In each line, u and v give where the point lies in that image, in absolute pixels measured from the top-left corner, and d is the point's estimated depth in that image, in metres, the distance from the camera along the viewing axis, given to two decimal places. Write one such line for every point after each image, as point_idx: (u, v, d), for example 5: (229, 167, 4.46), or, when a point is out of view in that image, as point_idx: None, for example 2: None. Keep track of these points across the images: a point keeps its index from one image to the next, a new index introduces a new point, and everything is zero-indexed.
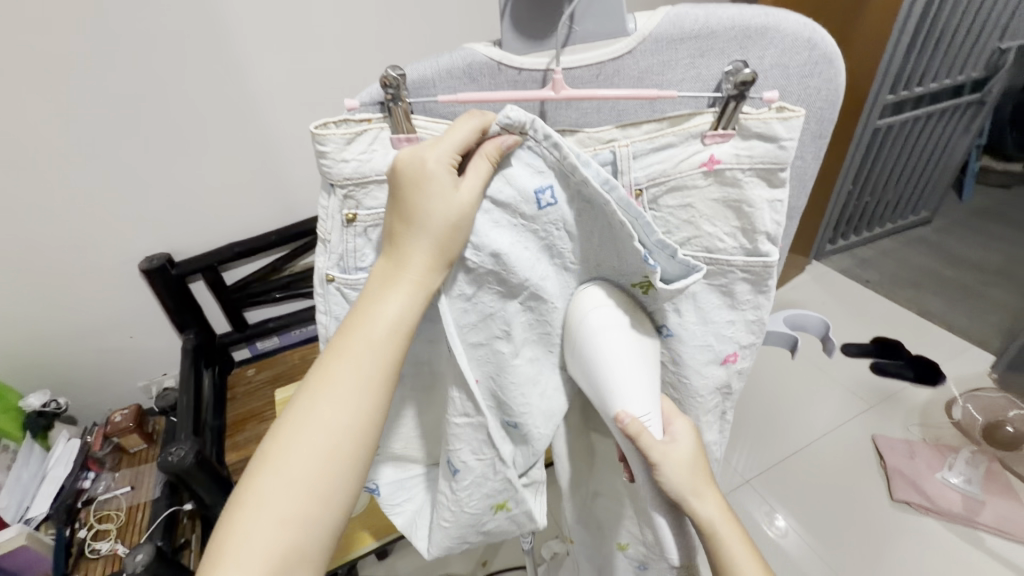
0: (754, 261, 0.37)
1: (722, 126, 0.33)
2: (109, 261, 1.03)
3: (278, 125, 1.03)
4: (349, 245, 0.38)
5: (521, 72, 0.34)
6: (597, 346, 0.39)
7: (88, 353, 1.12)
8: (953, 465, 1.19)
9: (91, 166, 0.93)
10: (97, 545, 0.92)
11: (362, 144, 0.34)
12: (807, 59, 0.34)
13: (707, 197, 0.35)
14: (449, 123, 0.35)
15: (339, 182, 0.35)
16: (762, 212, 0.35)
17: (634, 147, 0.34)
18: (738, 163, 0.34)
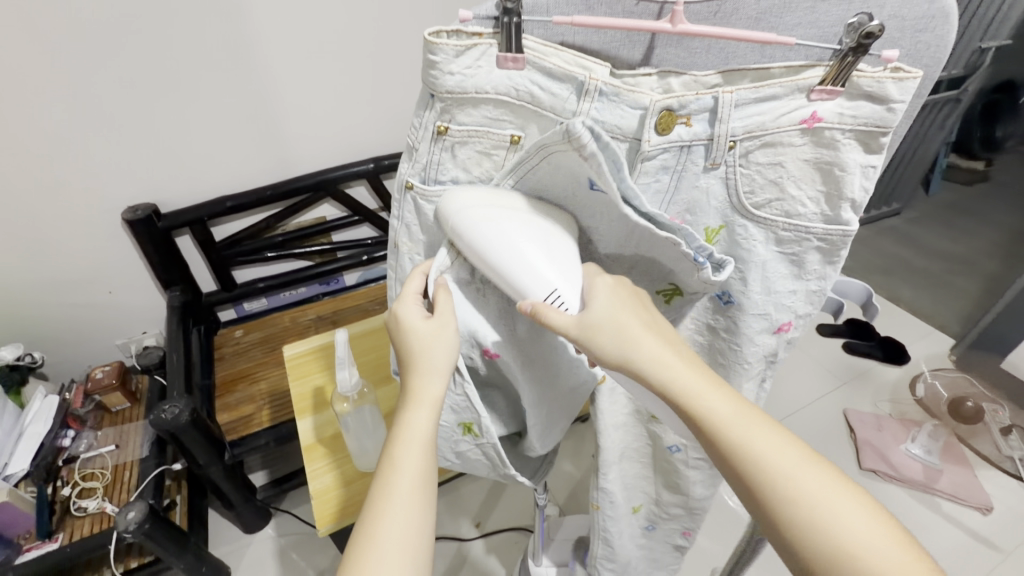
0: (833, 230, 0.36)
1: (833, 81, 0.30)
2: (89, 209, 0.97)
3: (277, 71, 0.97)
4: (434, 158, 0.36)
5: (638, 3, 0.31)
6: (477, 235, 0.34)
7: (63, 307, 1.06)
8: (916, 437, 1.27)
9: (73, 103, 0.86)
10: (83, 503, 0.89)
11: (470, 58, 0.31)
12: (924, 12, 0.30)
13: (800, 156, 0.33)
14: (555, 51, 0.32)
15: (439, 93, 0.33)
16: (852, 177, 0.34)
17: (735, 95, 0.31)
18: (840, 123, 0.32)
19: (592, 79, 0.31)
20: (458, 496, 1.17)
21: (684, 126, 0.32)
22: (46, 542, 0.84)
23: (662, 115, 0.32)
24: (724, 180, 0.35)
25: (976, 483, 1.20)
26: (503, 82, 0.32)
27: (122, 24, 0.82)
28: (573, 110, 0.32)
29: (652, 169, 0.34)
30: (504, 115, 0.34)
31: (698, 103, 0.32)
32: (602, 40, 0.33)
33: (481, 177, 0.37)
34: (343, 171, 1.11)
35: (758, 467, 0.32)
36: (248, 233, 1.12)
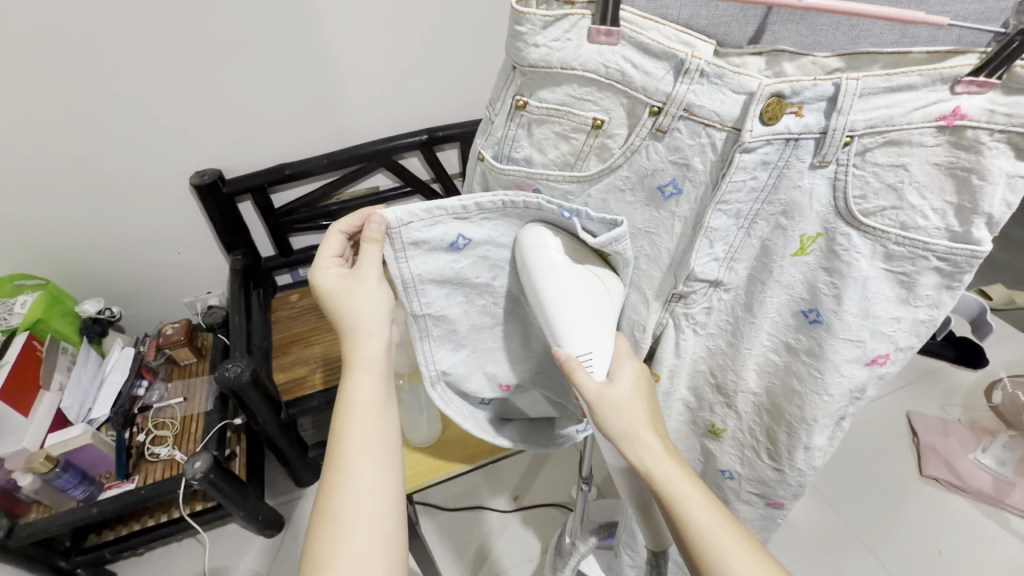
0: (959, 248, 0.32)
1: (987, 71, 0.26)
2: (160, 173, 1.01)
3: (334, 36, 0.95)
4: (509, 135, 0.34)
5: None
6: (540, 279, 0.37)
7: (136, 265, 1.12)
8: (987, 448, 1.19)
9: (145, 69, 0.88)
10: (156, 450, 0.96)
11: (558, 31, 0.28)
12: None
13: (928, 160, 0.29)
14: (655, 25, 0.28)
15: (522, 65, 0.30)
16: (993, 188, 0.29)
17: (862, 83, 0.27)
18: (988, 122, 0.27)
19: (693, 57, 0.27)
20: (497, 468, 1.19)
21: (793, 116, 0.29)
22: (124, 482, 0.92)
23: (771, 101, 0.28)
24: (832, 180, 0.31)
25: None
26: (593, 58, 0.29)
27: None
28: (667, 93, 0.29)
29: (751, 165, 0.30)
30: (589, 94, 0.30)
31: (815, 90, 0.28)
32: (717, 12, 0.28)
33: (554, 158, 0.34)
34: (398, 142, 1.10)
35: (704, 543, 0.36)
36: (306, 201, 1.14)
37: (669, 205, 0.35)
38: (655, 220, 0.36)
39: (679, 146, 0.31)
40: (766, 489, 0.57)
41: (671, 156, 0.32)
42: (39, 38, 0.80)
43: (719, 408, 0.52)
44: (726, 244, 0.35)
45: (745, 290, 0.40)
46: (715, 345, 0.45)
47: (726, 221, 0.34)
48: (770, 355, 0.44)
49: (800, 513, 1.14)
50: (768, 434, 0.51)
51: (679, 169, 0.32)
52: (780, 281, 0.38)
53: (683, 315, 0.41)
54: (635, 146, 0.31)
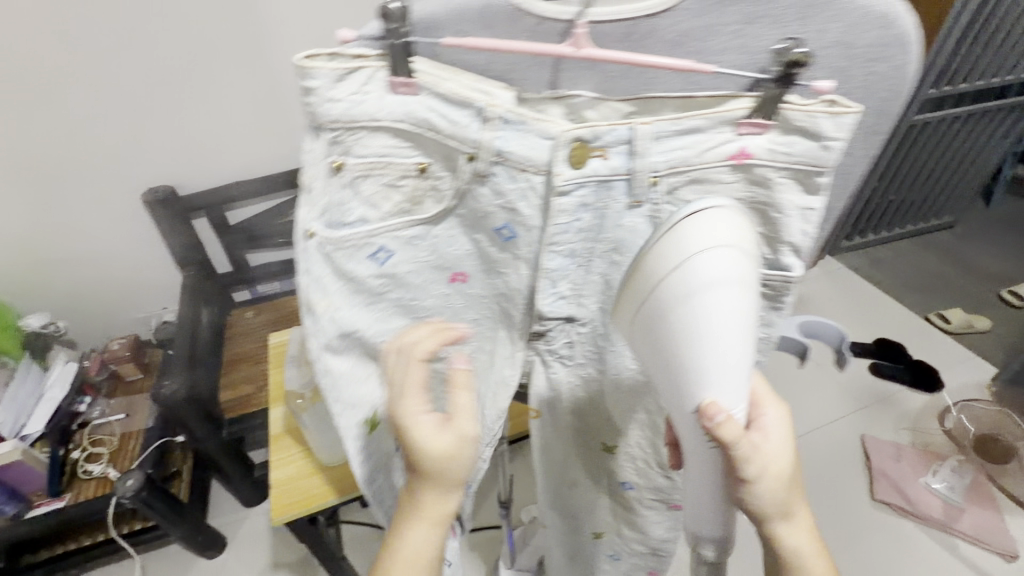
0: (774, 275, 0.34)
1: (761, 114, 0.28)
2: (111, 189, 1.01)
3: (284, 60, 0.98)
4: (338, 198, 0.35)
5: (542, 22, 0.28)
6: (697, 321, 0.31)
7: (87, 280, 1.11)
8: (937, 472, 1.19)
9: (97, 89, 0.90)
10: (89, 467, 0.96)
11: (354, 83, 0.30)
12: (875, 40, 0.28)
13: (732, 194, 0.31)
14: (451, 76, 0.30)
15: (325, 125, 0.32)
16: (789, 220, 0.31)
17: (653, 127, 0.28)
18: (772, 160, 0.29)
19: (491, 106, 0.29)
20: None
21: (599, 159, 0.30)
22: (54, 500, 0.92)
23: (574, 147, 0.29)
24: (650, 218, 0.32)
25: (1000, 526, 1.12)
26: (398, 109, 0.31)
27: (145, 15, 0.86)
28: (474, 140, 0.30)
29: (570, 207, 0.32)
30: (404, 146, 0.33)
31: (614, 135, 0.29)
32: (507, 62, 0.30)
33: (392, 209, 0.36)
34: None
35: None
36: (260, 219, 1.15)
37: (510, 247, 0.36)
38: (499, 262, 0.37)
39: (502, 190, 0.32)
40: (664, 494, 0.59)
41: (498, 201, 0.33)
42: None
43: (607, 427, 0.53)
44: (569, 282, 0.37)
45: (601, 319, 0.41)
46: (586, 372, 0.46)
47: (562, 261, 0.35)
48: (634, 375, 0.45)
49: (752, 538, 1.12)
50: (656, 446, 0.52)
51: (509, 214, 0.34)
52: None
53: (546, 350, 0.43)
54: (461, 190, 0.33)
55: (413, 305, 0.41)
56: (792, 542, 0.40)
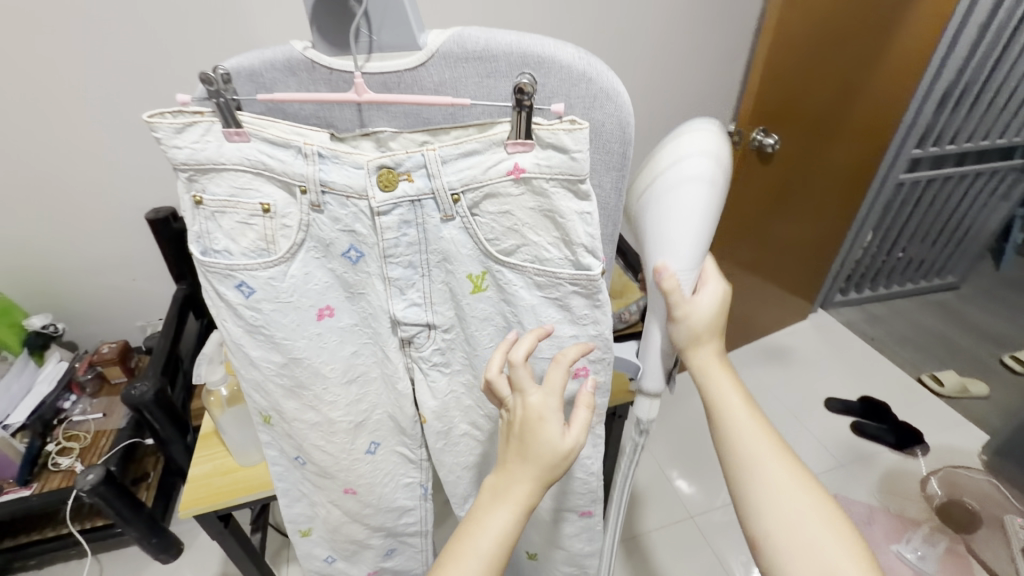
0: (580, 274, 0.39)
1: (521, 135, 0.33)
2: (118, 209, 1.11)
3: None
4: (200, 227, 0.38)
5: (332, 74, 0.34)
6: (669, 197, 0.49)
7: (90, 288, 1.21)
8: (910, 539, 1.13)
9: (106, 121, 0.99)
10: (59, 460, 1.02)
11: (195, 134, 0.34)
12: (586, 91, 0.34)
13: (523, 206, 0.36)
14: (271, 123, 0.34)
15: (179, 166, 0.35)
16: (573, 224, 0.36)
17: (438, 152, 0.34)
18: (541, 173, 0.34)
19: (306, 144, 0.34)
20: None
21: (406, 181, 0.36)
22: (21, 488, 0.98)
23: (382, 172, 0.35)
24: (464, 229, 0.38)
25: None
26: (236, 154, 0.35)
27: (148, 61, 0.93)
28: (302, 173, 0.35)
29: (393, 224, 0.37)
30: (252, 184, 0.36)
31: (413, 161, 0.35)
32: (314, 108, 0.36)
33: (247, 246, 0.39)
34: None
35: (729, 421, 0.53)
36: None
37: (361, 267, 0.41)
38: (357, 283, 0.42)
39: (338, 215, 0.38)
40: (578, 493, 0.61)
41: (338, 227, 0.38)
42: (13, 89, 0.92)
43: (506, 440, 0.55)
44: (418, 290, 0.42)
45: (458, 326, 0.45)
46: (467, 379, 0.49)
47: (404, 270, 0.40)
48: None
49: None
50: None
51: (352, 236, 0.39)
52: (478, 317, 0.43)
53: (418, 359, 0.46)
54: (304, 220, 0.37)
55: (285, 343, 0.43)
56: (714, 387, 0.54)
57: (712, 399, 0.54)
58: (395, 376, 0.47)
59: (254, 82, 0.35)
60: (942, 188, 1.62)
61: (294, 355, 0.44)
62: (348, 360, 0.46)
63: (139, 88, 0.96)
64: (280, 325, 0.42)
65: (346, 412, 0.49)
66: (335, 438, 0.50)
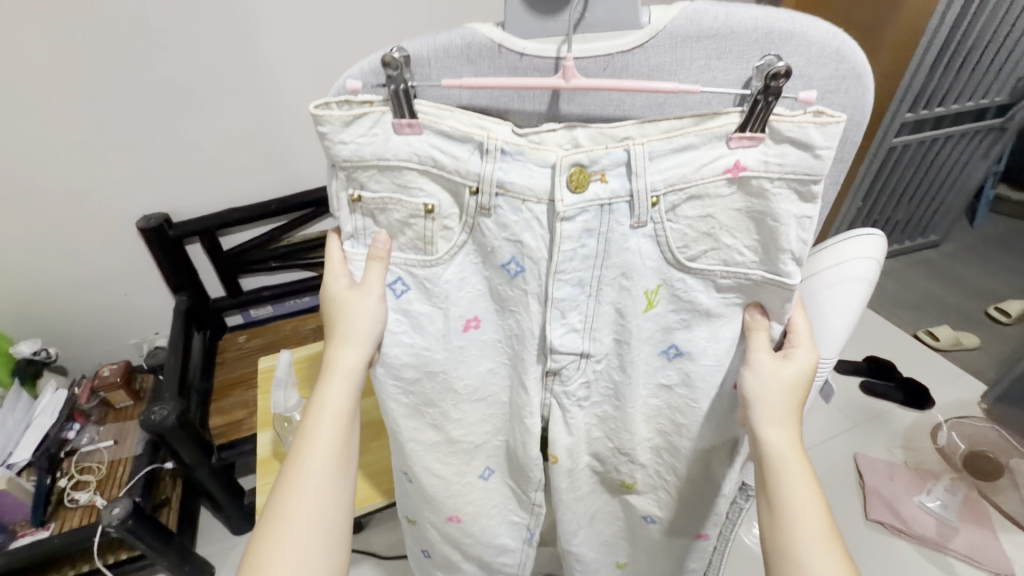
0: (775, 278, 0.42)
1: (751, 128, 0.36)
2: (109, 215, 1.03)
3: (284, 88, 1.00)
4: (358, 219, 0.44)
5: (523, 57, 0.36)
6: (835, 295, 0.59)
7: (80, 306, 1.11)
8: (931, 490, 1.19)
9: (98, 117, 0.92)
10: (76, 495, 0.95)
11: (363, 126, 0.38)
12: (832, 71, 0.36)
13: (729, 207, 0.40)
14: (449, 114, 0.38)
15: (339, 163, 0.40)
16: (787, 227, 0.39)
17: (648, 147, 0.37)
18: (766, 170, 0.37)
19: (490, 140, 0.37)
20: None
21: (598, 181, 0.38)
22: (38, 530, 0.90)
23: (574, 172, 0.38)
24: (655, 238, 0.41)
25: (996, 546, 1.11)
26: (402, 146, 0.39)
27: (149, 52, 0.89)
28: (477, 172, 0.38)
29: (575, 232, 0.40)
30: (414, 182, 0.41)
31: (610, 159, 0.38)
32: (491, 98, 0.39)
33: (405, 243, 0.44)
34: None
35: (782, 494, 0.45)
36: (253, 244, 1.16)
37: (518, 281, 0.44)
38: (512, 297, 0.46)
39: (506, 219, 0.41)
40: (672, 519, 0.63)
41: (503, 232, 0.41)
42: None
43: (624, 465, 0.58)
44: (579, 312, 0.45)
45: (616, 352, 0.49)
46: (604, 409, 0.54)
47: (569, 289, 0.43)
48: (651, 399, 0.53)
49: None
50: (663, 467, 0.59)
51: (515, 247, 0.42)
52: (641, 335, 0.47)
53: (563, 393, 0.50)
54: (471, 222, 0.42)
55: (426, 353, 0.50)
56: (774, 439, 0.46)
57: (772, 463, 0.46)
58: (523, 410, 0.51)
59: (420, 69, 0.37)
60: (926, 151, 1.63)
61: (432, 370, 0.51)
62: (481, 376, 0.53)
63: (138, 81, 0.91)
64: (433, 334, 0.49)
65: (468, 431, 0.56)
66: (449, 459, 0.58)
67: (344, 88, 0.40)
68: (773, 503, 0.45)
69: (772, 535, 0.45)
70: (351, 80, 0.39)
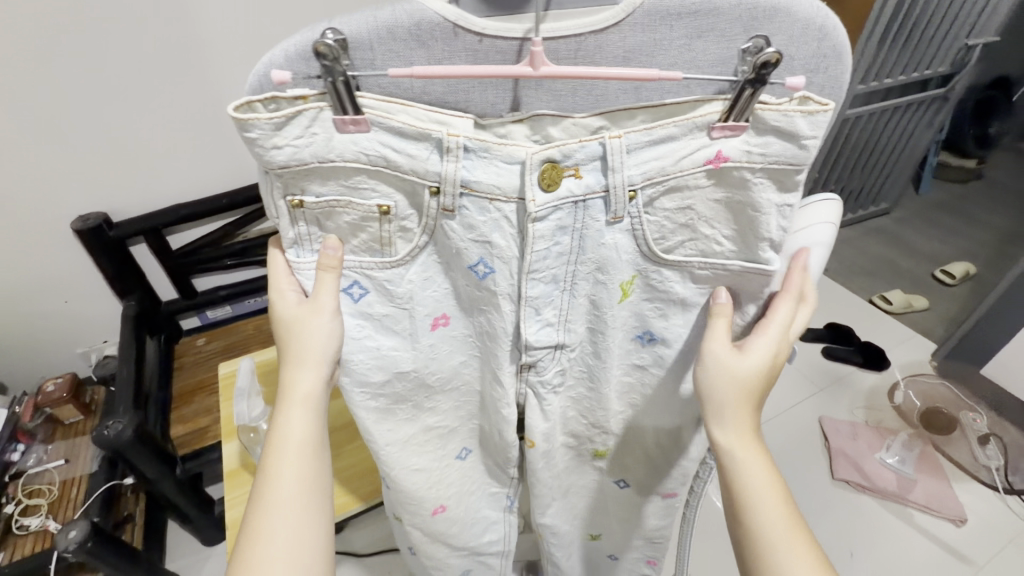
0: (752, 267, 0.43)
1: (733, 117, 0.34)
2: (39, 217, 0.94)
3: (225, 73, 0.94)
4: (303, 226, 0.40)
5: (483, 39, 0.32)
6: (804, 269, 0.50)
7: (15, 317, 1.02)
8: (891, 446, 1.25)
9: (15, 108, 0.83)
10: (26, 521, 0.88)
11: (299, 126, 0.33)
12: (816, 51, 0.33)
13: (707, 198, 0.40)
14: (401, 109, 0.33)
15: (274, 169, 0.35)
16: (768, 216, 0.39)
17: (625, 140, 0.35)
18: (748, 160, 0.37)
19: (450, 137, 0.34)
20: None
21: (572, 177, 0.36)
22: None
23: (545, 169, 0.35)
24: (630, 231, 0.40)
25: (951, 493, 1.19)
26: (347, 144, 0.34)
27: (68, 35, 0.80)
28: (438, 172, 0.35)
29: (549, 231, 0.38)
30: (366, 185, 0.37)
31: (583, 153, 0.36)
32: (446, 88, 0.34)
33: (360, 246, 0.41)
34: None
35: (744, 483, 0.45)
36: (206, 242, 1.09)
37: (487, 282, 0.42)
38: (481, 298, 0.44)
39: (473, 220, 0.38)
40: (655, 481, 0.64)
41: (470, 235, 0.39)
42: None
43: (597, 436, 0.59)
44: (554, 308, 0.44)
45: (590, 341, 0.48)
46: (578, 392, 0.53)
47: (545, 287, 0.42)
48: (625, 377, 0.53)
49: None
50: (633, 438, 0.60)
51: (483, 248, 0.40)
52: (617, 323, 0.47)
53: (537, 381, 0.49)
54: (432, 225, 0.39)
55: (392, 355, 0.48)
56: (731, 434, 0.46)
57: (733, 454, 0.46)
58: (500, 402, 0.51)
59: (362, 53, 0.32)
60: (878, 121, 1.69)
61: (401, 369, 0.49)
62: (455, 368, 0.52)
63: (58, 67, 0.82)
64: (403, 335, 0.47)
65: (443, 417, 0.56)
66: (427, 447, 0.58)
67: (265, 77, 0.32)
68: (737, 494, 0.45)
69: (739, 524, 0.45)
70: (279, 70, 0.31)
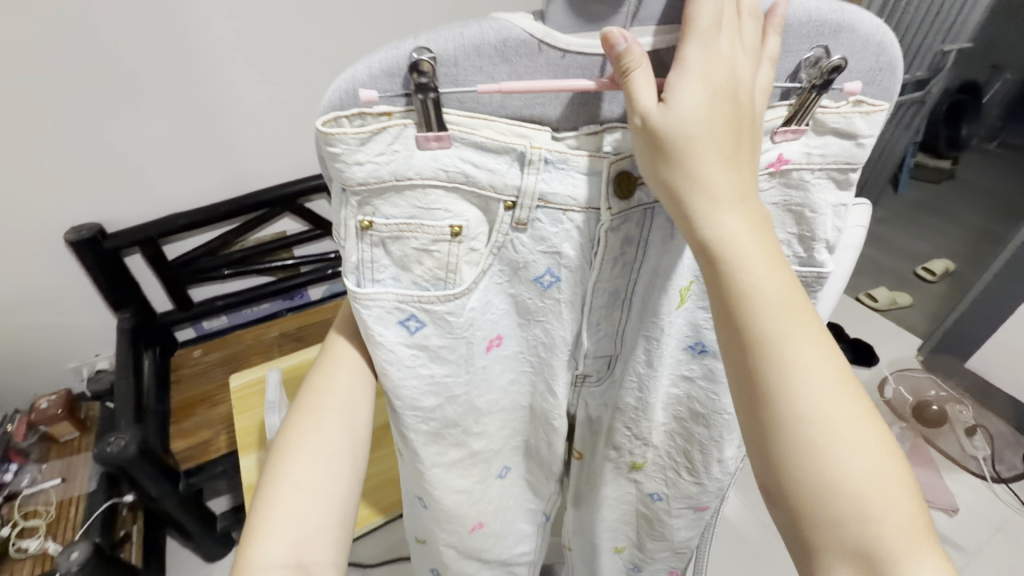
0: (809, 269, 0.45)
1: (796, 122, 0.37)
2: (32, 228, 0.91)
3: (226, 81, 0.92)
4: (367, 253, 0.38)
5: (565, 56, 0.32)
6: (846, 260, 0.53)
7: (5, 332, 0.99)
8: None
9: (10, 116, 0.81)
10: (23, 543, 0.85)
11: (381, 142, 0.33)
12: (872, 64, 0.36)
13: (768, 202, 0.41)
14: (484, 124, 0.34)
15: (352, 186, 0.35)
16: (825, 217, 0.42)
17: None
18: (807, 162, 0.39)
19: (532, 150, 0.34)
20: None
21: (643, 187, 0.37)
22: None
23: (620, 179, 0.36)
24: None
25: (941, 483, 1.23)
26: (428, 161, 0.34)
27: (64, 42, 0.79)
28: (517, 186, 0.36)
29: (619, 239, 0.39)
30: (436, 205, 0.37)
31: None
32: (526, 102, 0.34)
33: (423, 274, 0.39)
34: (304, 185, 1.06)
35: (759, 317, 0.32)
36: (201, 252, 1.06)
37: (551, 291, 0.43)
38: (541, 309, 0.45)
39: (543, 232, 0.39)
40: (693, 500, 0.62)
41: (540, 247, 0.40)
42: None
43: (637, 448, 0.59)
44: (612, 315, 0.44)
45: (642, 347, 0.49)
46: (625, 402, 0.54)
47: (607, 295, 0.43)
48: (672, 388, 0.55)
49: (736, 517, 1.16)
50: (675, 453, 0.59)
51: (551, 260, 0.41)
52: (672, 330, 0.48)
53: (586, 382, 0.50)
54: (503, 240, 0.39)
55: (446, 382, 0.47)
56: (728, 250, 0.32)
57: (732, 283, 0.32)
58: (550, 414, 0.53)
59: (450, 71, 0.32)
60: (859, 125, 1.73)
61: (453, 393, 0.48)
62: (503, 389, 0.52)
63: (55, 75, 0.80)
64: (458, 362, 0.46)
65: (490, 440, 0.56)
66: (472, 471, 0.57)
67: (349, 94, 0.31)
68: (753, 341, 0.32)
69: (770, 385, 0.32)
70: (363, 89, 0.31)
